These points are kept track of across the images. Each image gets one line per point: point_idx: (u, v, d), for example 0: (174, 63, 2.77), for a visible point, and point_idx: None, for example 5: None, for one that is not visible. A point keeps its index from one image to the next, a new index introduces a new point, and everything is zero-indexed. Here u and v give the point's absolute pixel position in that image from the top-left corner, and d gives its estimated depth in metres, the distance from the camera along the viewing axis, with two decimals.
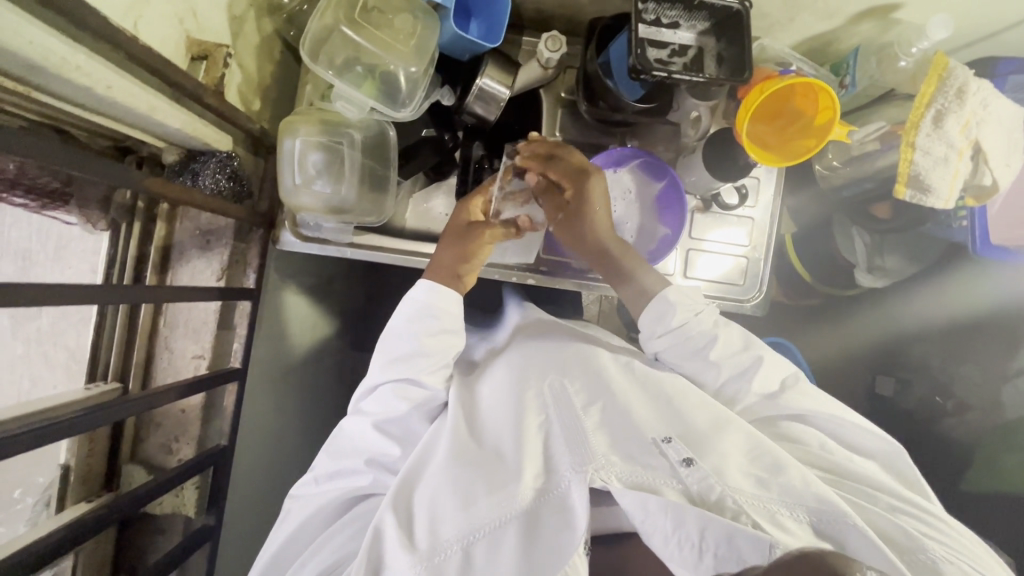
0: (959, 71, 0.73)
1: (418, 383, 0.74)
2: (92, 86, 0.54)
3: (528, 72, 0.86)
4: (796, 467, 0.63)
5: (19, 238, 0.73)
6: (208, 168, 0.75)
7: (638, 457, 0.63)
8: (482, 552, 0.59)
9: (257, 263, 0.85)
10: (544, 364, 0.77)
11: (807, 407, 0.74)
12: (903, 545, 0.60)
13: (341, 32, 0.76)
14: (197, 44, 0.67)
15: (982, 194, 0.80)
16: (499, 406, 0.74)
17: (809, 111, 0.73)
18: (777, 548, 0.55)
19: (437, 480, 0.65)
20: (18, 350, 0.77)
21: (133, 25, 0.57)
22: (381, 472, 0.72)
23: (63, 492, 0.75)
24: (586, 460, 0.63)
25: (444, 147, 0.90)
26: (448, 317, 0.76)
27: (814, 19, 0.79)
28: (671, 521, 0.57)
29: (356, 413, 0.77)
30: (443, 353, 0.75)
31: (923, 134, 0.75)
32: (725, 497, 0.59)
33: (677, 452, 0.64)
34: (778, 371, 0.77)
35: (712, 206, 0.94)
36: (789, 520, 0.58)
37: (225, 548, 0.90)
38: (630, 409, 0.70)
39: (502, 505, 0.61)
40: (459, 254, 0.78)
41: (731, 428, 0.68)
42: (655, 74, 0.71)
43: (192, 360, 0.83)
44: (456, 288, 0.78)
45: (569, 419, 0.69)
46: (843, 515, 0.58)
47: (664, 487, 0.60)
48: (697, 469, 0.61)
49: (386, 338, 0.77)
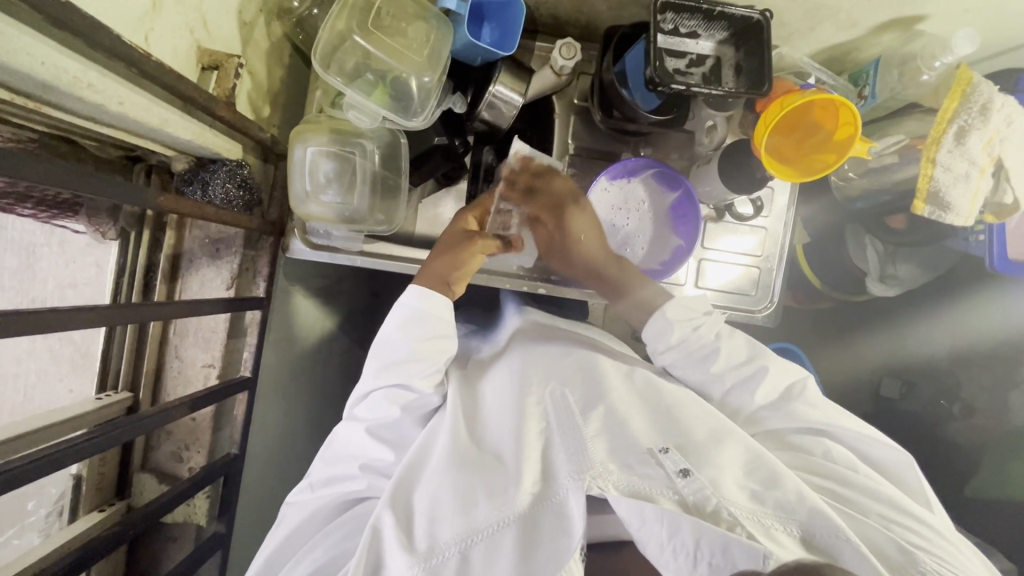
0: (983, 88, 0.71)
1: (406, 388, 0.74)
2: (105, 103, 0.53)
3: (541, 80, 0.84)
4: (791, 480, 0.62)
5: (27, 231, 0.73)
6: (218, 177, 0.74)
7: (636, 467, 0.62)
8: (479, 556, 0.59)
9: (266, 272, 0.84)
10: (544, 371, 0.77)
11: (819, 421, 0.73)
12: (897, 561, 0.59)
13: (353, 41, 0.74)
14: (208, 54, 0.66)
15: (1002, 212, 0.79)
16: (500, 411, 0.74)
17: (828, 125, 0.71)
18: (771, 559, 0.53)
19: (437, 482, 0.64)
20: (23, 346, 0.75)
21: (145, 38, 0.56)
22: (377, 477, 0.72)
23: (76, 501, 0.75)
24: (585, 466, 0.62)
25: (455, 153, 0.87)
26: (440, 322, 0.76)
27: (836, 29, 0.77)
28: (665, 528, 0.56)
29: (349, 419, 0.76)
30: (432, 359, 0.75)
31: (945, 150, 0.73)
32: (720, 507, 0.57)
33: (674, 461, 0.63)
34: (781, 380, 0.77)
35: (725, 215, 0.93)
36: (782, 534, 0.57)
37: (236, 551, 0.91)
38: (630, 419, 0.69)
39: (501, 509, 0.60)
40: (454, 265, 0.78)
41: (730, 439, 0.68)
42: (674, 86, 0.70)
43: (203, 369, 0.83)
44: (445, 295, 0.77)
45: (569, 426, 0.68)
46: (837, 529, 0.57)
47: (660, 495, 0.58)
48: (694, 480, 0.60)
49: (379, 343, 0.77)
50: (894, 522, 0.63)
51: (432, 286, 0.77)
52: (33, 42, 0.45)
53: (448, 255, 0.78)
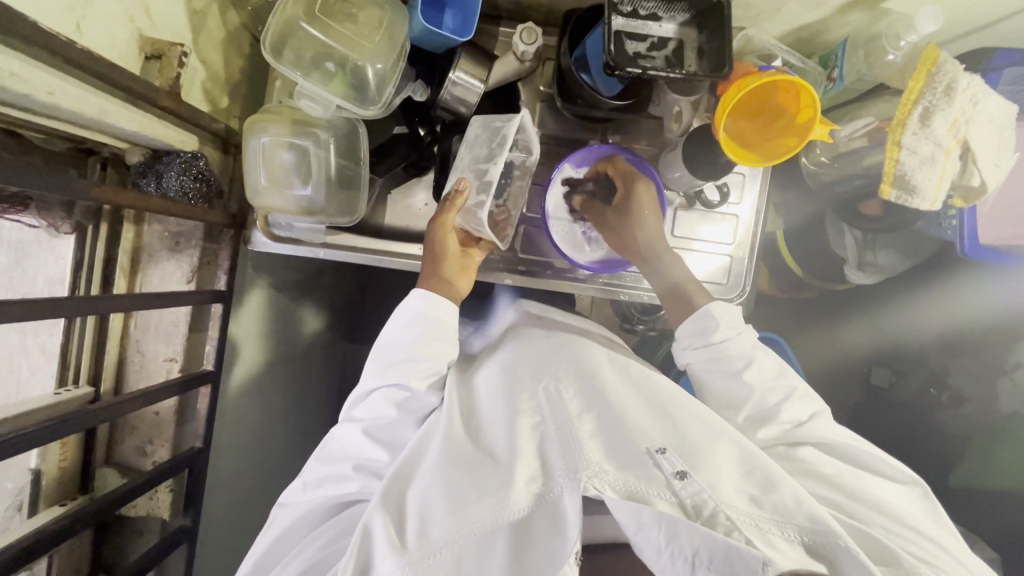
0: (948, 67, 0.69)
1: (403, 386, 0.74)
2: (32, 93, 0.51)
3: (504, 66, 0.83)
4: (789, 485, 0.61)
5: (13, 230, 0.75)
6: (172, 170, 0.73)
7: (631, 466, 0.60)
8: (472, 560, 0.57)
9: (228, 264, 0.83)
10: (537, 367, 0.77)
11: (833, 439, 0.73)
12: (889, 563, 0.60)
13: (302, 29, 0.73)
14: (150, 43, 0.64)
15: (971, 195, 0.77)
16: (496, 408, 0.73)
17: (790, 108, 0.70)
18: (771, 566, 0.52)
19: (430, 480, 0.64)
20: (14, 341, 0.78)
21: (77, 27, 0.54)
22: (370, 478, 0.71)
23: (35, 497, 0.74)
24: (580, 466, 0.60)
25: (420, 143, 0.89)
26: (443, 324, 0.76)
27: (800, 10, 0.75)
28: (663, 533, 0.55)
29: (346, 420, 0.76)
30: (435, 359, 0.75)
31: (910, 133, 0.71)
32: (718, 511, 0.56)
33: (671, 462, 0.61)
34: (810, 403, 0.76)
35: (696, 204, 0.91)
36: (779, 539, 0.56)
37: (208, 545, 0.91)
38: (625, 416, 0.68)
39: (493, 512, 0.59)
40: (440, 260, 0.79)
41: (724, 438, 0.66)
42: (629, 70, 0.68)
43: (164, 363, 0.82)
44: (445, 290, 0.78)
45: (563, 423, 0.67)
46: (834, 535, 0.56)
47: (656, 497, 0.57)
48: (691, 481, 0.58)
49: (380, 343, 0.77)
50: (897, 533, 0.64)
51: (436, 290, 0.78)
52: None
53: (428, 258, 0.79)
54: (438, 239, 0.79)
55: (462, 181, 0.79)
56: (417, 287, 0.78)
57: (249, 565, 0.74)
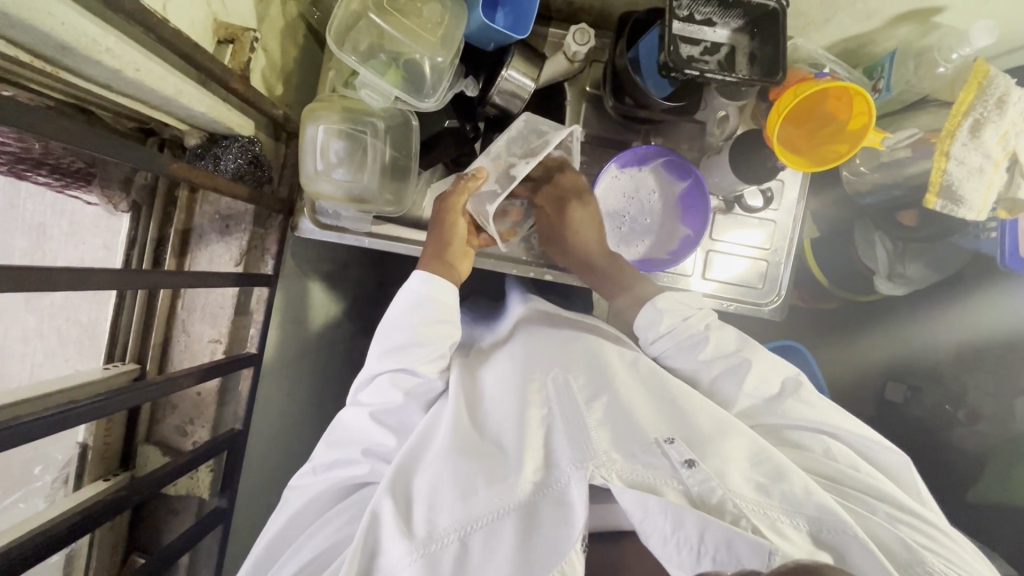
0: (1000, 80, 0.71)
1: (410, 372, 0.73)
2: (121, 69, 0.53)
3: (553, 65, 0.85)
4: (798, 475, 0.62)
5: (38, 211, 0.76)
6: (230, 151, 0.74)
7: (640, 456, 0.62)
8: (478, 546, 0.58)
9: (275, 249, 0.86)
10: (546, 359, 0.76)
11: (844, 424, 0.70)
12: (903, 560, 0.59)
13: (368, 19, 0.76)
14: (224, 27, 0.66)
15: (1015, 207, 0.79)
16: (502, 398, 0.73)
17: (841, 115, 0.71)
18: (777, 556, 0.53)
19: (438, 467, 0.64)
20: (31, 323, 0.79)
21: (163, 7, 0.56)
22: (377, 462, 0.71)
23: (81, 471, 0.76)
24: (588, 456, 0.61)
25: (464, 138, 0.89)
26: (443, 308, 0.75)
27: (852, 20, 0.77)
28: (669, 521, 0.55)
29: (353, 404, 0.76)
30: (437, 343, 0.74)
31: (960, 143, 0.73)
32: (726, 500, 0.57)
33: (679, 452, 0.62)
34: (778, 373, 0.75)
35: (735, 207, 0.93)
36: (789, 528, 0.57)
37: (235, 530, 0.91)
38: (634, 407, 0.68)
39: (501, 496, 0.60)
40: (445, 243, 0.78)
41: (734, 432, 0.67)
42: (686, 72, 0.70)
43: (209, 344, 0.83)
44: (447, 275, 0.77)
45: (571, 413, 0.67)
46: (843, 526, 0.57)
47: (665, 487, 0.58)
48: (699, 471, 0.59)
49: (382, 328, 0.76)
50: (901, 521, 0.62)
51: (438, 273, 0.76)
52: (54, 3, 0.45)
53: (434, 237, 0.79)
54: (448, 220, 0.79)
55: (483, 170, 0.80)
56: (418, 268, 0.77)
57: (255, 554, 0.72)
